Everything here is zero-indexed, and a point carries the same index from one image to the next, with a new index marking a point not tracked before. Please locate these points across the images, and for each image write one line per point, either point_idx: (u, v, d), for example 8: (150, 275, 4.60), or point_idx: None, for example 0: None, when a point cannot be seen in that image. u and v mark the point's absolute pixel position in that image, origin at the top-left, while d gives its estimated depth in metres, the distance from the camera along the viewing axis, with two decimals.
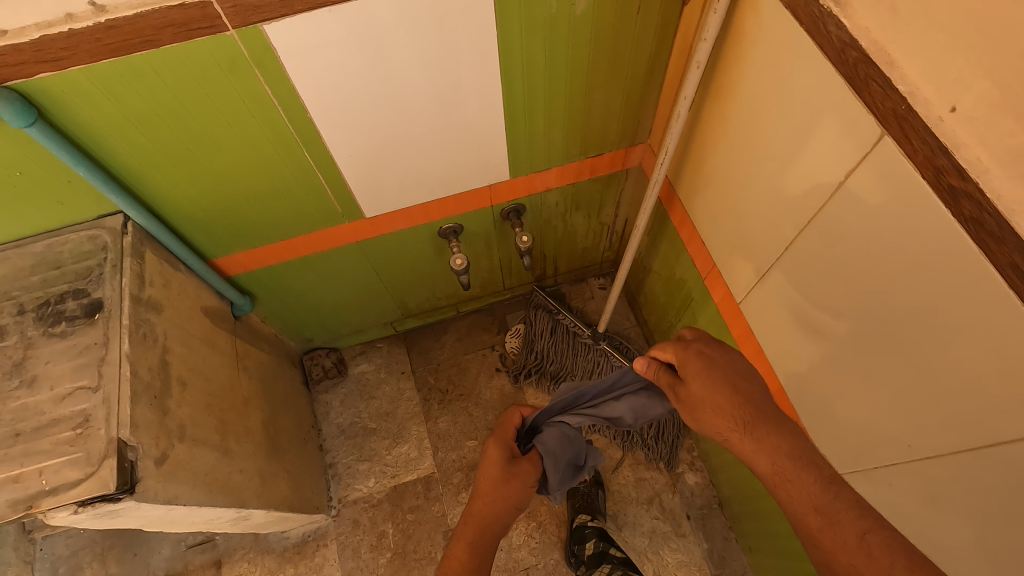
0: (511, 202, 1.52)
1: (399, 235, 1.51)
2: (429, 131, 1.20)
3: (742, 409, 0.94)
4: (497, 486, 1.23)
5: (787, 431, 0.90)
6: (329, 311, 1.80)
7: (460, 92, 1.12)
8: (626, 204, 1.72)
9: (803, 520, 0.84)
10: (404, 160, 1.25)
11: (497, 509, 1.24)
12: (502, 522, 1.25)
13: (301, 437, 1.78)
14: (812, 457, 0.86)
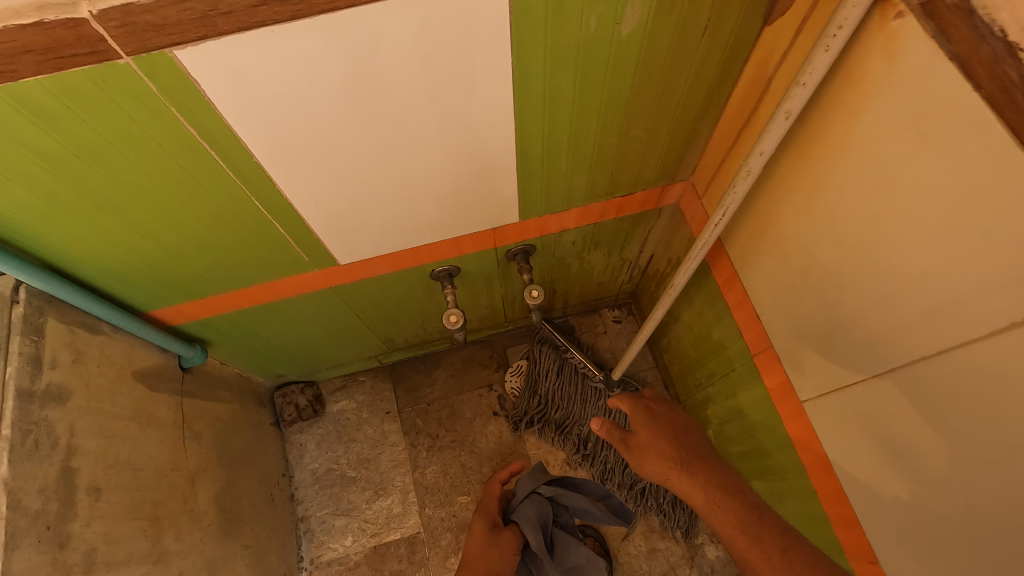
0: (519, 244, 1.25)
1: (382, 279, 1.25)
2: (419, 171, 0.93)
3: (683, 469, 1.17)
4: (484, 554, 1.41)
5: (714, 477, 1.13)
6: (302, 350, 1.55)
7: (460, 128, 0.85)
8: (654, 241, 1.45)
9: (733, 540, 1.03)
10: (387, 204, 0.98)
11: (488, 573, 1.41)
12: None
13: (268, 493, 1.56)
14: (739, 500, 1.06)
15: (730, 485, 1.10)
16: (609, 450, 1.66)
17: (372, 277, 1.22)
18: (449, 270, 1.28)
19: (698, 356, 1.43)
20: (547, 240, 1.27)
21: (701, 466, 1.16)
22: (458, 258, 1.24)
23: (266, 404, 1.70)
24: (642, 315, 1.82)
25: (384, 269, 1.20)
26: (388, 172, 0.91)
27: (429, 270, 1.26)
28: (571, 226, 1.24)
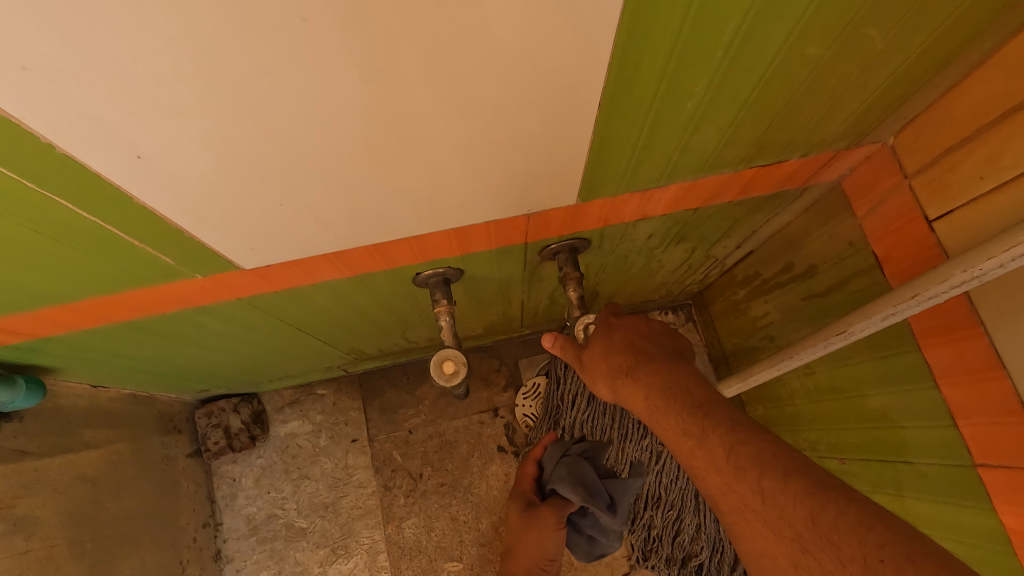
0: (565, 237, 0.74)
1: (331, 288, 0.74)
2: (388, 108, 0.41)
3: (645, 374, 0.69)
4: (524, 545, 1.13)
5: (695, 395, 0.65)
6: (224, 368, 1.05)
7: (491, 5, 0.34)
8: (764, 234, 0.93)
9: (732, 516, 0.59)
10: (322, 166, 0.46)
11: (533, 565, 1.13)
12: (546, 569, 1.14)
13: (180, 561, 1.11)
14: (739, 433, 0.59)
15: (723, 412, 0.62)
16: (655, 510, 1.25)
17: (313, 286, 0.71)
18: (445, 272, 0.76)
19: (816, 413, 0.95)
20: (610, 232, 0.76)
21: (678, 378, 0.68)
22: (460, 257, 0.73)
23: (184, 429, 1.22)
24: (707, 325, 1.32)
25: (331, 274, 0.69)
26: (317, 107, 0.40)
27: (413, 274, 0.75)
28: (656, 212, 0.72)
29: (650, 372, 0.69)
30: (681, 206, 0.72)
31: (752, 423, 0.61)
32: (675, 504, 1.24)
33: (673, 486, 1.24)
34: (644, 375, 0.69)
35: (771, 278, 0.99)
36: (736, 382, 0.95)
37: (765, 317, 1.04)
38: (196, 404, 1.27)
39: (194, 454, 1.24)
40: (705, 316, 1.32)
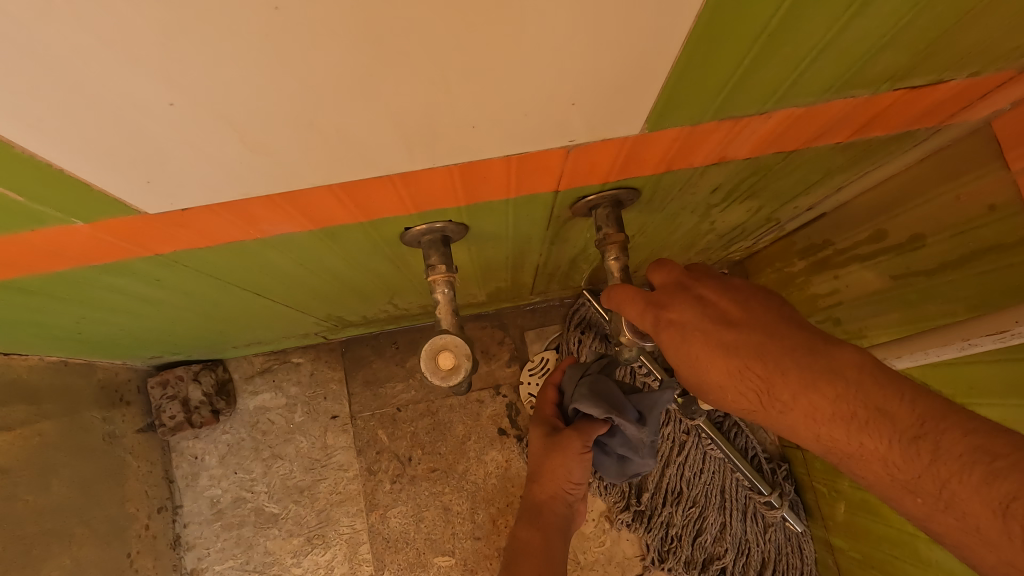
0: (609, 185, 0.54)
1: (287, 245, 0.54)
2: None
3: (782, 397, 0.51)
4: (547, 471, 0.94)
5: (882, 413, 0.47)
6: (170, 336, 0.86)
7: None
8: (849, 192, 0.74)
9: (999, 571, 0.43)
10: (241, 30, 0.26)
11: (561, 493, 0.94)
12: (575, 496, 0.96)
13: (126, 554, 0.96)
14: (981, 470, 0.41)
15: (934, 435, 0.44)
16: (675, 508, 1.10)
17: (260, 241, 0.52)
18: (442, 228, 0.57)
19: None
20: (669, 181, 0.56)
21: (838, 386, 0.49)
22: (465, 207, 0.53)
23: (133, 401, 1.05)
24: None
25: (283, 226, 0.49)
26: None
27: (401, 229, 0.56)
28: (737, 155, 0.53)
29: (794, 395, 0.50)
30: (772, 148, 0.53)
31: (988, 435, 0.42)
32: (698, 500, 1.10)
33: (695, 480, 1.10)
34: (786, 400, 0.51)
35: (846, 248, 0.80)
36: None
37: (831, 296, 0.85)
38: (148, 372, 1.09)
39: (147, 429, 1.07)
40: None
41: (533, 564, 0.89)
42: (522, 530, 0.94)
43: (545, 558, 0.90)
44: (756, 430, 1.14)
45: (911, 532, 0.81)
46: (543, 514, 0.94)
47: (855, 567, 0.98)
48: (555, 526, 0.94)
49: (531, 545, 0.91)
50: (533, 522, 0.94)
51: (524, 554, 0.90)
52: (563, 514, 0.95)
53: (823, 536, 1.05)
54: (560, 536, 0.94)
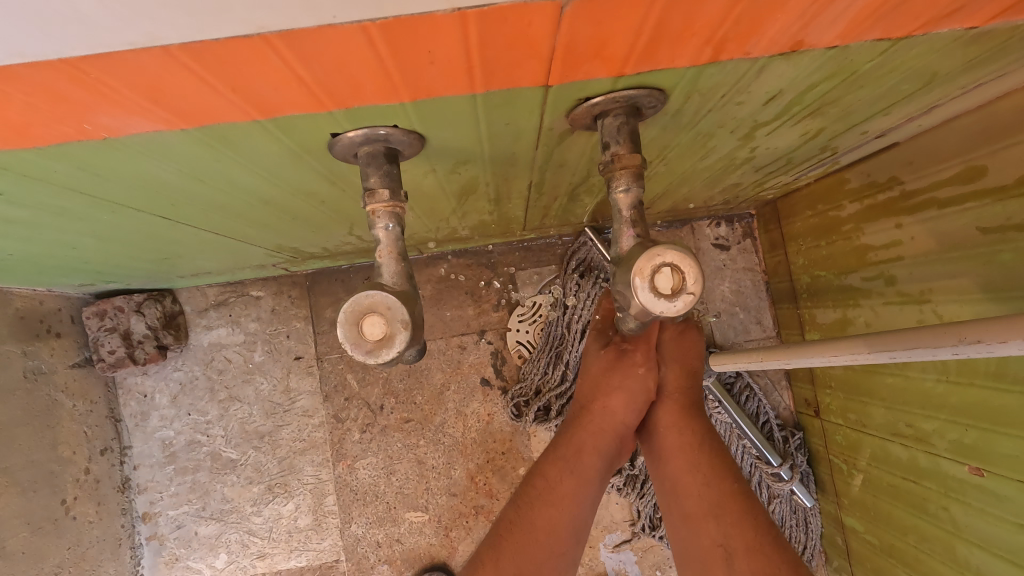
0: (623, 83, 0.37)
1: (163, 149, 0.38)
2: None
3: (684, 445, 0.65)
4: (596, 387, 0.69)
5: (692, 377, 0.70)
6: (84, 265, 0.72)
7: None
8: (942, 114, 0.56)
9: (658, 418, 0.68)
10: None
11: (615, 426, 0.68)
12: (630, 430, 0.69)
13: (61, 500, 0.87)
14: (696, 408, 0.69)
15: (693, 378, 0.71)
16: None
17: (113, 143, 0.36)
18: (385, 136, 0.41)
19: (951, 400, 0.65)
20: (710, 80, 0.39)
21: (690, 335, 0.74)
22: (412, 105, 0.36)
23: (66, 332, 0.92)
24: (774, 247, 0.97)
25: (137, 120, 0.33)
26: None
27: (326, 135, 0.40)
28: (819, 40, 0.35)
29: (699, 459, 0.63)
30: (874, 31, 0.35)
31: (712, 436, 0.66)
32: None
33: None
34: (688, 457, 0.64)
35: (920, 190, 0.63)
36: (853, 350, 0.56)
37: (888, 249, 0.69)
38: (85, 300, 0.96)
39: (85, 363, 0.96)
40: (773, 233, 0.96)
41: (552, 517, 0.63)
42: (549, 464, 0.67)
43: (572, 511, 0.64)
44: (769, 393, 1.02)
45: (948, 529, 0.69)
46: (581, 456, 0.66)
47: (867, 551, 0.86)
48: (596, 468, 0.66)
49: (557, 491, 0.65)
50: (566, 458, 0.66)
51: (543, 502, 0.64)
52: (609, 454, 0.68)
53: (834, 513, 0.92)
54: (598, 481, 0.66)
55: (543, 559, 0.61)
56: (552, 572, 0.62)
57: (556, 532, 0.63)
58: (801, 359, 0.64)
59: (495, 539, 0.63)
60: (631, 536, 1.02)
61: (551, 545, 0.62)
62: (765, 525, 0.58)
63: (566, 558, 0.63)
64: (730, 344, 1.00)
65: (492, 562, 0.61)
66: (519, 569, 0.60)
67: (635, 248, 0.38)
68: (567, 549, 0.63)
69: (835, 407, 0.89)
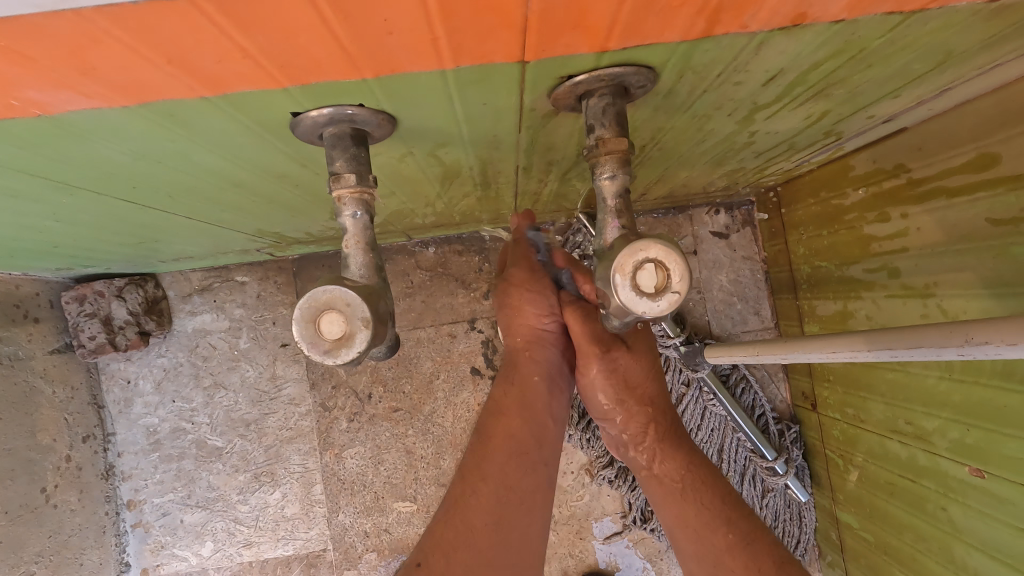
0: (608, 59, 0.34)
1: (107, 128, 0.35)
2: None
3: (671, 501, 0.61)
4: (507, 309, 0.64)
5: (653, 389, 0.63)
6: (55, 249, 0.69)
7: None
8: (955, 97, 0.53)
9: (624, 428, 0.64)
10: None
11: (537, 333, 0.63)
12: (561, 333, 0.64)
13: (41, 489, 0.86)
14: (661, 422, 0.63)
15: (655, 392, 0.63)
16: None
17: (49, 120, 0.33)
18: (351, 117, 0.37)
19: (954, 398, 0.63)
20: (704, 57, 0.36)
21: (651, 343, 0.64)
22: (376, 81, 0.33)
23: (44, 317, 0.90)
24: (774, 235, 0.94)
25: (71, 96, 0.30)
26: None
27: (288, 114, 0.36)
28: (826, 13, 0.32)
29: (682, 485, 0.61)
30: (886, 2, 0.32)
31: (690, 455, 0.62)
32: None
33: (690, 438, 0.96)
34: (677, 510, 0.60)
35: (928, 179, 0.60)
36: (853, 348, 0.53)
37: (893, 240, 0.66)
38: (64, 284, 0.93)
39: (65, 349, 0.93)
40: (774, 221, 0.93)
41: (507, 425, 0.59)
42: (496, 384, 0.64)
43: (524, 416, 0.60)
44: (766, 384, 1.00)
45: (945, 530, 0.67)
46: (519, 367, 0.62)
47: (861, 547, 0.84)
48: (535, 371, 0.62)
49: (504, 401, 0.61)
50: (507, 372, 0.63)
51: (494, 415, 0.60)
52: (551, 361, 0.63)
53: (829, 508, 0.91)
54: (543, 386, 0.62)
55: (506, 460, 0.58)
56: (520, 478, 0.58)
57: (514, 437, 0.59)
58: (798, 354, 0.61)
59: (461, 473, 0.58)
60: (622, 528, 1.00)
61: (510, 449, 0.59)
62: (774, 575, 0.55)
63: (532, 457, 0.59)
64: (727, 335, 0.98)
65: (462, 480, 0.58)
66: (489, 486, 0.56)
67: (619, 241, 0.35)
68: (531, 448, 0.59)
69: (833, 401, 0.86)
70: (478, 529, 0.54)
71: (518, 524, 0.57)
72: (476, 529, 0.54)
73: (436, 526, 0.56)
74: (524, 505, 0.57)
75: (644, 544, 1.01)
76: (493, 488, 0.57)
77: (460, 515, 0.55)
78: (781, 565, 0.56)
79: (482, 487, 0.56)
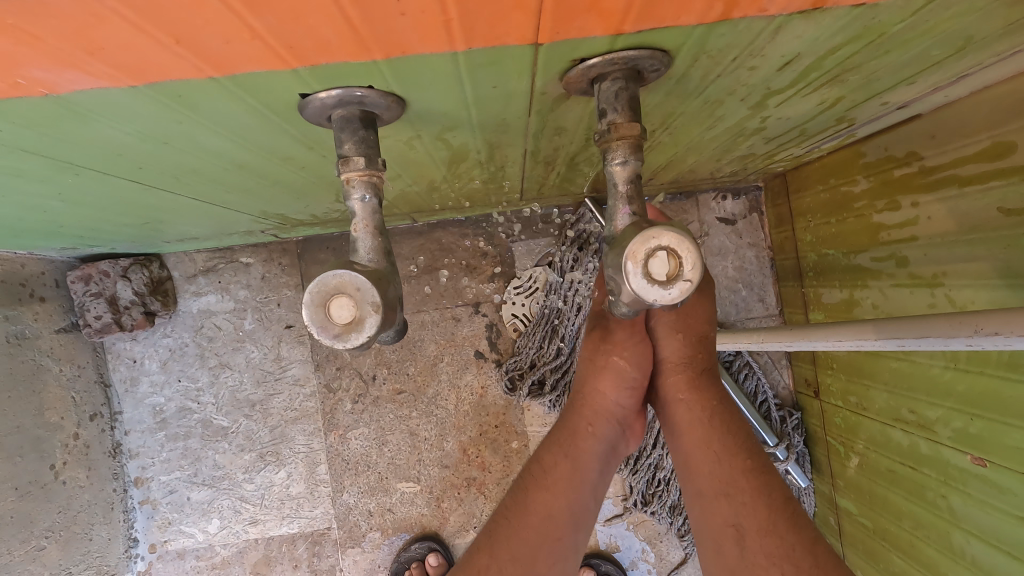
0: (623, 42, 0.33)
1: (114, 109, 0.35)
2: None
3: (695, 422, 0.58)
4: (590, 367, 0.62)
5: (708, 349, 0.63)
6: (60, 228, 0.69)
7: None
8: (973, 83, 0.52)
9: (662, 376, 0.62)
10: None
11: (606, 409, 0.62)
12: (629, 410, 0.63)
13: (50, 466, 0.87)
14: (709, 376, 0.62)
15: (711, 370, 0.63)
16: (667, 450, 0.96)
17: (54, 99, 0.33)
18: (360, 99, 0.37)
19: (958, 387, 0.63)
20: (720, 41, 0.35)
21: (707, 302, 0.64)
22: (387, 64, 0.33)
23: (50, 297, 0.90)
24: (780, 222, 0.93)
25: (77, 76, 0.30)
26: None
27: (296, 95, 0.36)
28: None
29: (710, 414, 0.58)
30: None
31: (721, 395, 0.61)
32: None
33: None
34: (699, 433, 0.58)
35: (941, 167, 0.59)
36: (859, 336, 0.53)
37: (902, 229, 0.66)
38: (69, 264, 0.93)
39: (71, 329, 0.94)
40: (781, 208, 0.92)
41: (548, 502, 0.57)
42: (544, 450, 0.61)
43: (569, 495, 0.57)
44: (768, 371, 1.00)
45: (945, 517, 0.67)
46: (577, 439, 0.60)
47: (859, 533, 0.85)
48: (593, 454, 0.60)
49: (552, 474, 0.58)
50: (561, 443, 0.60)
51: (538, 486, 0.58)
52: (607, 439, 0.61)
53: (828, 493, 0.91)
54: (596, 464, 0.60)
55: (539, 544, 0.55)
56: (549, 566, 0.55)
57: (551, 517, 0.56)
58: (804, 342, 0.61)
59: (489, 541, 0.55)
60: (622, 511, 1.02)
61: (547, 530, 0.56)
62: (783, 505, 0.53)
63: (564, 544, 0.56)
64: (732, 322, 0.98)
65: (486, 551, 0.55)
66: (510, 571, 0.53)
67: (629, 228, 0.35)
68: (566, 533, 0.56)
69: (836, 389, 0.87)
70: None
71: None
72: None
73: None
74: None
75: (644, 526, 1.02)
76: (519, 569, 0.53)
77: None
78: (790, 501, 0.54)
79: (508, 567, 0.53)
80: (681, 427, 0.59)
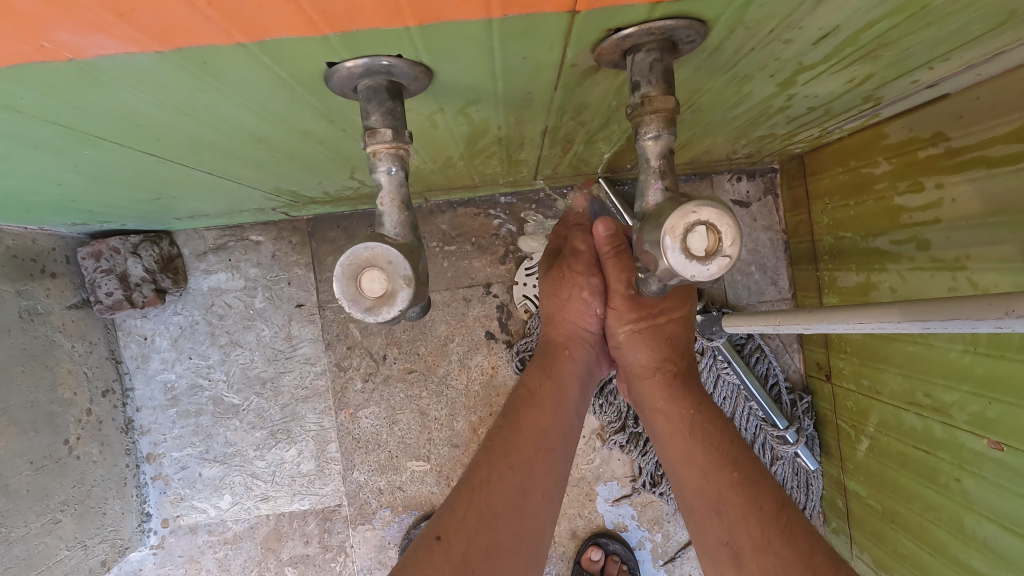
0: (661, 11, 0.32)
1: (137, 76, 0.34)
2: None
3: (676, 433, 0.61)
4: (556, 303, 0.69)
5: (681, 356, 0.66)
6: (73, 203, 0.69)
7: None
8: (1004, 62, 0.51)
9: (639, 382, 0.65)
10: None
11: (580, 334, 0.68)
12: (599, 337, 0.69)
13: (63, 441, 0.87)
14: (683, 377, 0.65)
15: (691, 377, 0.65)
16: None
17: (77, 64, 0.32)
18: (388, 68, 0.36)
19: (976, 371, 0.62)
20: (760, 12, 0.34)
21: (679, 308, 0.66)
22: (419, 31, 0.32)
23: (61, 273, 0.90)
24: (796, 205, 0.92)
25: (103, 39, 0.29)
26: None
27: (323, 65, 0.35)
28: None
29: (691, 425, 0.61)
30: None
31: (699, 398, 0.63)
32: None
33: None
34: (682, 449, 0.60)
35: (968, 148, 0.58)
36: (881, 318, 0.52)
37: (924, 211, 0.65)
38: (79, 240, 0.92)
39: (82, 305, 0.94)
40: (797, 190, 0.91)
41: (538, 416, 0.62)
42: (529, 376, 0.67)
43: (555, 412, 0.63)
44: (779, 354, 1.00)
45: (957, 501, 0.67)
46: (559, 359, 0.67)
47: (867, 515, 0.85)
48: (573, 372, 0.66)
49: (539, 392, 0.64)
50: (544, 366, 0.66)
51: (528, 402, 0.63)
52: (587, 361, 0.68)
53: (836, 476, 0.92)
54: (577, 385, 0.66)
55: (532, 454, 0.59)
56: (544, 475, 0.59)
57: (545, 429, 0.61)
58: (823, 324, 0.59)
59: (485, 454, 0.59)
60: (631, 492, 1.02)
61: (539, 441, 0.60)
62: (776, 516, 0.54)
63: (556, 454, 0.60)
64: (744, 305, 0.97)
65: (485, 464, 0.58)
66: (509, 486, 0.56)
67: (664, 203, 0.34)
68: (556, 444, 0.61)
69: (849, 372, 0.86)
70: (500, 511, 0.54)
71: (535, 514, 0.57)
72: (497, 514, 0.54)
73: (455, 504, 0.54)
74: (543, 498, 0.58)
75: (653, 507, 1.03)
76: (518, 478, 0.57)
77: (485, 496, 0.55)
78: (782, 507, 0.54)
79: (507, 475, 0.57)
80: (664, 441, 0.62)
